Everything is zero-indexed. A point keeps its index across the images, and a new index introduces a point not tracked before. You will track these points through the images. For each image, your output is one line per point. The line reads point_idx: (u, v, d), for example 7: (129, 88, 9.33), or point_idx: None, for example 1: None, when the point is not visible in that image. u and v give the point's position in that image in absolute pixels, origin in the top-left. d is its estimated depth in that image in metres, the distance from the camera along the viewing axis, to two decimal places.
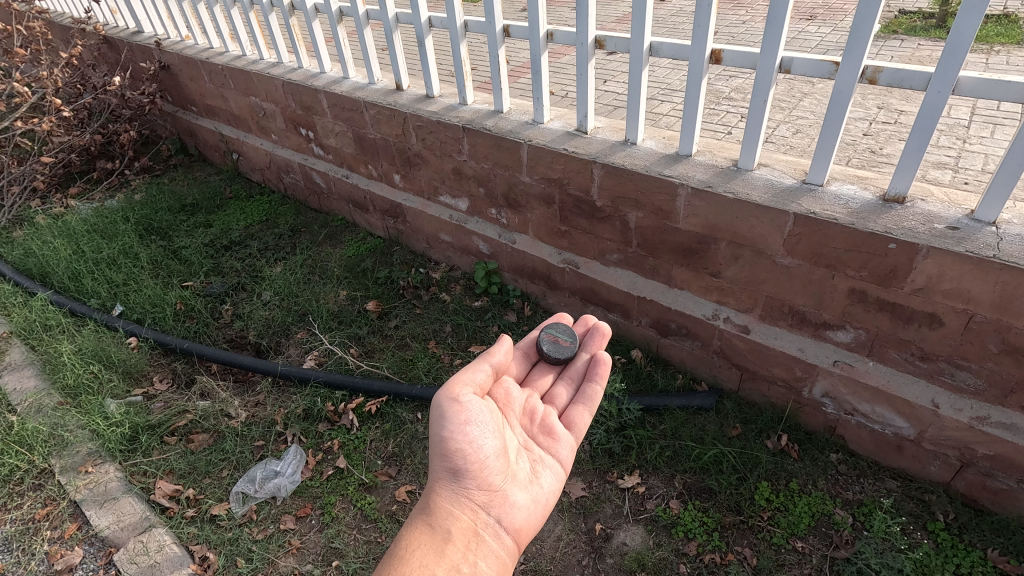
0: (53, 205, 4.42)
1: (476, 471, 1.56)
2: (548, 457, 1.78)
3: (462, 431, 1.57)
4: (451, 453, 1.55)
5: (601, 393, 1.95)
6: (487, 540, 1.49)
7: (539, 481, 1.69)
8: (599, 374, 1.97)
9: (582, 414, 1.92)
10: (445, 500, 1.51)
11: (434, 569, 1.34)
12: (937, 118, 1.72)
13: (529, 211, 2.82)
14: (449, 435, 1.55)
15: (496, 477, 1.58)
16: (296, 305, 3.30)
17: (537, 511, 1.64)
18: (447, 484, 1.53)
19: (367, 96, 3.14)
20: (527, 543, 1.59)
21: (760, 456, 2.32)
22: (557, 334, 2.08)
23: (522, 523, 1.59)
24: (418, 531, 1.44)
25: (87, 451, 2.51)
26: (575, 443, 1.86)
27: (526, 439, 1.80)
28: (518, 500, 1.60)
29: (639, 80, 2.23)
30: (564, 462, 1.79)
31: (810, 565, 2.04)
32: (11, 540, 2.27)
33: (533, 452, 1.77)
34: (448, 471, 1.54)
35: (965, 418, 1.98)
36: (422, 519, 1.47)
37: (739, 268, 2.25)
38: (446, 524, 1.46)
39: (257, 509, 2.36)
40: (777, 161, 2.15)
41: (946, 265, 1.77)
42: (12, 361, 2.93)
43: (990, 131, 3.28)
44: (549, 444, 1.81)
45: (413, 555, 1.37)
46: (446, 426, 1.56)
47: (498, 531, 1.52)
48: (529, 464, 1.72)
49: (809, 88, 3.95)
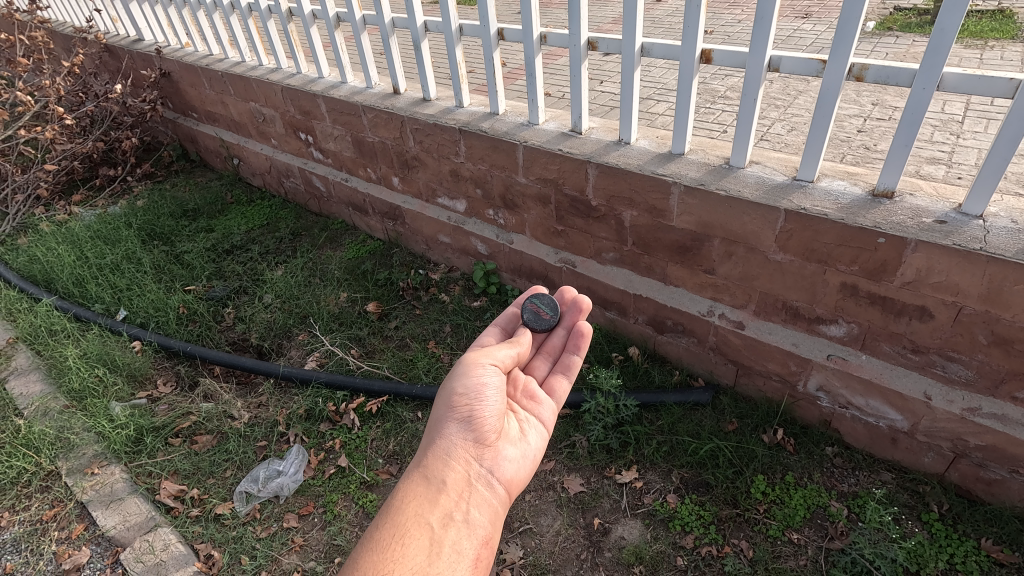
0: (57, 212, 4.48)
1: (476, 426, 1.60)
2: (532, 418, 1.81)
3: (478, 390, 1.63)
4: (458, 406, 1.60)
5: (580, 363, 1.98)
6: (480, 490, 1.50)
7: (527, 438, 1.72)
8: (578, 345, 1.99)
9: (562, 382, 1.96)
10: (441, 452, 1.54)
11: (428, 517, 1.38)
12: (922, 114, 1.74)
13: (526, 211, 2.86)
14: (463, 390, 1.62)
15: (491, 433, 1.61)
16: (297, 308, 3.33)
17: (527, 465, 1.66)
18: (445, 437, 1.56)
19: (365, 100, 3.18)
20: (518, 494, 1.61)
21: (757, 450, 2.35)
22: (540, 306, 2.07)
23: (513, 475, 1.61)
24: (414, 482, 1.47)
25: (93, 453, 2.55)
26: (557, 406, 1.90)
27: (510, 403, 1.83)
28: (509, 455, 1.63)
29: (631, 81, 2.27)
30: (547, 422, 1.83)
31: (805, 556, 2.07)
32: (19, 541, 2.31)
33: (519, 414, 1.80)
34: (449, 424, 1.58)
35: (957, 409, 2.00)
36: (418, 470, 1.50)
37: (733, 265, 2.28)
38: (441, 475, 1.48)
39: (260, 508, 2.40)
40: (768, 159, 2.18)
41: (935, 259, 1.79)
42: (18, 366, 2.97)
43: (984, 126, 3.30)
44: (532, 407, 1.85)
45: (409, 504, 1.41)
46: (463, 381, 1.63)
47: (491, 481, 1.54)
48: (517, 424, 1.75)
49: (803, 85, 3.98)
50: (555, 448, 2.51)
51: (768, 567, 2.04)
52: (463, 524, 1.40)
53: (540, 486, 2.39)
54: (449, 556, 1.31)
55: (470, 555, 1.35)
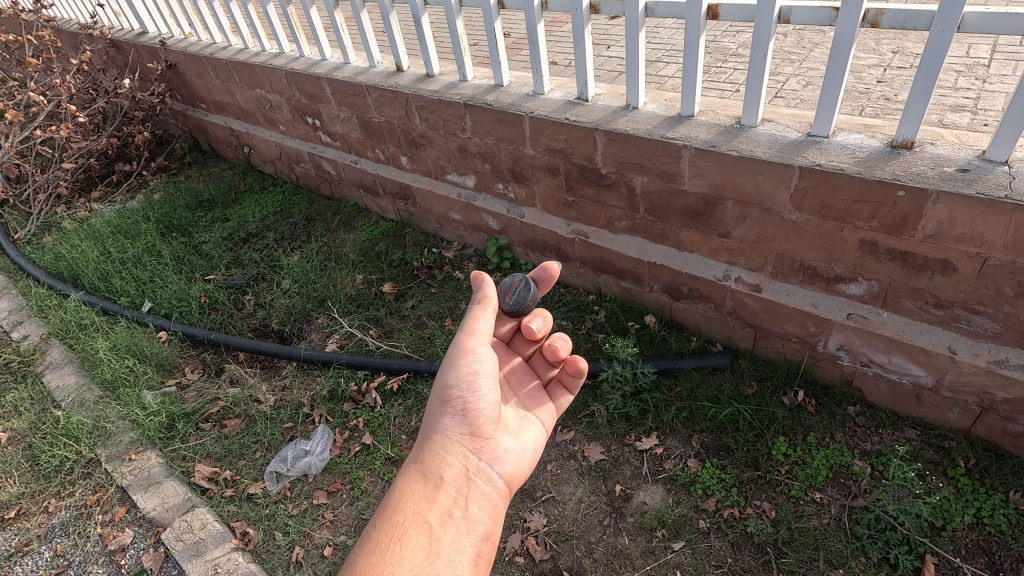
0: (78, 209, 4.56)
1: (471, 418, 1.61)
2: (529, 414, 1.87)
3: (473, 383, 1.61)
4: (453, 399, 1.60)
5: (579, 386, 1.96)
6: (479, 484, 1.54)
7: (525, 433, 1.77)
8: (579, 371, 1.91)
9: (563, 394, 1.99)
10: (438, 447, 1.56)
11: (427, 515, 1.40)
12: (941, 58, 1.67)
13: (536, 183, 2.83)
14: (455, 382, 1.60)
15: (488, 426, 1.63)
16: (314, 292, 3.38)
17: (525, 458, 1.71)
18: (440, 432, 1.58)
19: (368, 79, 3.15)
20: (518, 486, 1.66)
21: (777, 411, 2.34)
22: (517, 288, 1.85)
23: (512, 469, 1.65)
24: (411, 478, 1.49)
25: (130, 440, 2.66)
26: (557, 409, 1.97)
27: (508, 399, 1.88)
28: (507, 448, 1.67)
29: (636, 42, 2.20)
30: (545, 422, 1.89)
31: (828, 515, 2.07)
32: (67, 525, 2.43)
33: (518, 409, 1.86)
34: (443, 418, 1.59)
35: (982, 362, 1.96)
36: (414, 467, 1.52)
37: (748, 227, 2.23)
38: (438, 471, 1.51)
39: (291, 486, 2.48)
40: (781, 116, 2.11)
41: (957, 209, 1.74)
42: (53, 360, 3.08)
43: (1011, 69, 3.15)
44: (531, 407, 1.90)
45: (406, 502, 1.43)
46: (455, 373, 1.61)
47: (489, 474, 1.58)
48: (516, 418, 1.81)
49: (819, 38, 3.83)
50: (575, 419, 2.53)
51: (791, 527, 2.05)
52: (462, 520, 1.43)
53: (561, 456, 2.42)
54: (449, 554, 1.34)
55: (470, 551, 1.38)
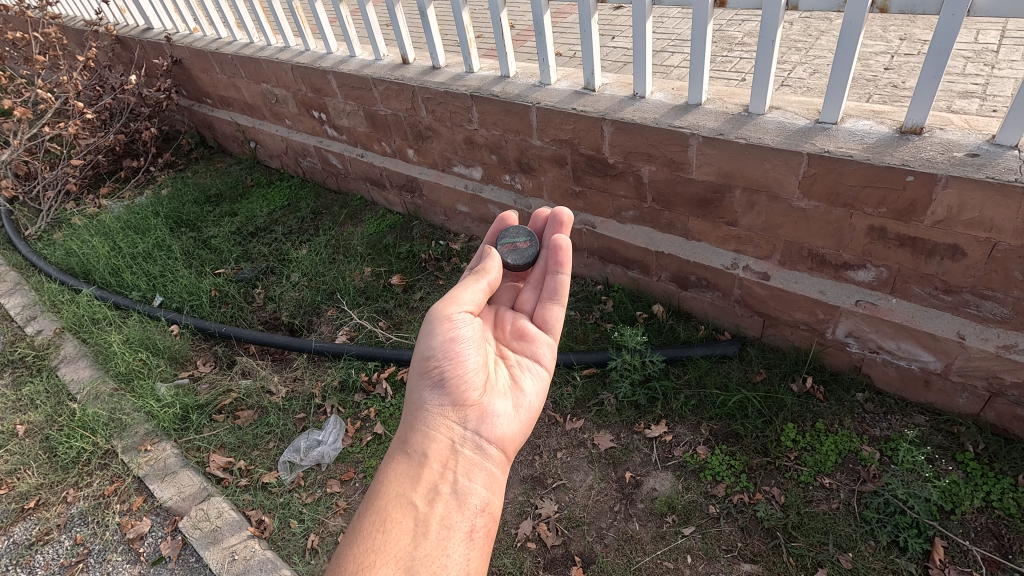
0: (87, 205, 4.59)
1: (452, 388, 1.62)
2: (527, 360, 1.84)
3: (451, 348, 1.64)
4: (430, 370, 1.62)
5: (568, 282, 1.93)
6: (468, 456, 1.54)
7: (519, 388, 1.74)
8: (560, 263, 1.92)
9: (554, 309, 1.94)
10: (421, 425, 1.57)
11: (412, 496, 1.43)
12: (951, 42, 1.66)
13: (543, 174, 2.84)
14: (432, 352, 1.63)
15: (472, 392, 1.63)
16: (324, 285, 3.40)
17: (521, 417, 1.69)
18: (422, 407, 1.60)
19: (374, 72, 3.15)
20: (515, 451, 1.65)
21: (785, 398, 2.36)
22: (514, 242, 2.10)
23: (505, 432, 1.63)
24: (395, 461, 1.51)
25: (145, 431, 2.69)
26: (556, 339, 1.92)
27: (500, 349, 1.86)
28: (499, 410, 1.65)
29: (643, 31, 2.20)
30: (545, 363, 1.85)
31: (837, 500, 2.09)
32: (85, 515, 2.47)
33: (509, 359, 1.83)
34: (425, 393, 1.61)
35: (991, 347, 1.97)
36: (399, 448, 1.54)
37: (756, 215, 2.24)
38: (422, 449, 1.52)
39: (304, 475, 2.52)
40: (789, 103, 2.11)
41: (967, 195, 1.74)
42: (67, 354, 3.12)
43: (1020, 54, 3.13)
44: (525, 348, 1.87)
45: (391, 485, 1.45)
46: (432, 343, 1.64)
47: (479, 443, 1.57)
48: (508, 372, 1.78)
49: (825, 25, 3.81)
50: (584, 407, 2.55)
51: (800, 512, 2.06)
52: (452, 497, 1.45)
53: (571, 444, 2.44)
54: (438, 534, 1.37)
55: (463, 528, 1.41)
